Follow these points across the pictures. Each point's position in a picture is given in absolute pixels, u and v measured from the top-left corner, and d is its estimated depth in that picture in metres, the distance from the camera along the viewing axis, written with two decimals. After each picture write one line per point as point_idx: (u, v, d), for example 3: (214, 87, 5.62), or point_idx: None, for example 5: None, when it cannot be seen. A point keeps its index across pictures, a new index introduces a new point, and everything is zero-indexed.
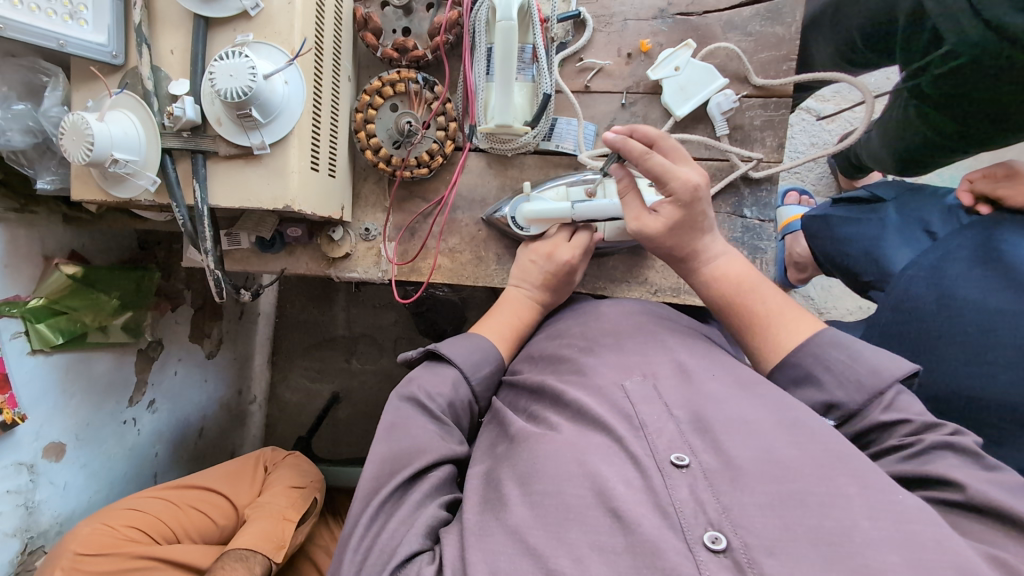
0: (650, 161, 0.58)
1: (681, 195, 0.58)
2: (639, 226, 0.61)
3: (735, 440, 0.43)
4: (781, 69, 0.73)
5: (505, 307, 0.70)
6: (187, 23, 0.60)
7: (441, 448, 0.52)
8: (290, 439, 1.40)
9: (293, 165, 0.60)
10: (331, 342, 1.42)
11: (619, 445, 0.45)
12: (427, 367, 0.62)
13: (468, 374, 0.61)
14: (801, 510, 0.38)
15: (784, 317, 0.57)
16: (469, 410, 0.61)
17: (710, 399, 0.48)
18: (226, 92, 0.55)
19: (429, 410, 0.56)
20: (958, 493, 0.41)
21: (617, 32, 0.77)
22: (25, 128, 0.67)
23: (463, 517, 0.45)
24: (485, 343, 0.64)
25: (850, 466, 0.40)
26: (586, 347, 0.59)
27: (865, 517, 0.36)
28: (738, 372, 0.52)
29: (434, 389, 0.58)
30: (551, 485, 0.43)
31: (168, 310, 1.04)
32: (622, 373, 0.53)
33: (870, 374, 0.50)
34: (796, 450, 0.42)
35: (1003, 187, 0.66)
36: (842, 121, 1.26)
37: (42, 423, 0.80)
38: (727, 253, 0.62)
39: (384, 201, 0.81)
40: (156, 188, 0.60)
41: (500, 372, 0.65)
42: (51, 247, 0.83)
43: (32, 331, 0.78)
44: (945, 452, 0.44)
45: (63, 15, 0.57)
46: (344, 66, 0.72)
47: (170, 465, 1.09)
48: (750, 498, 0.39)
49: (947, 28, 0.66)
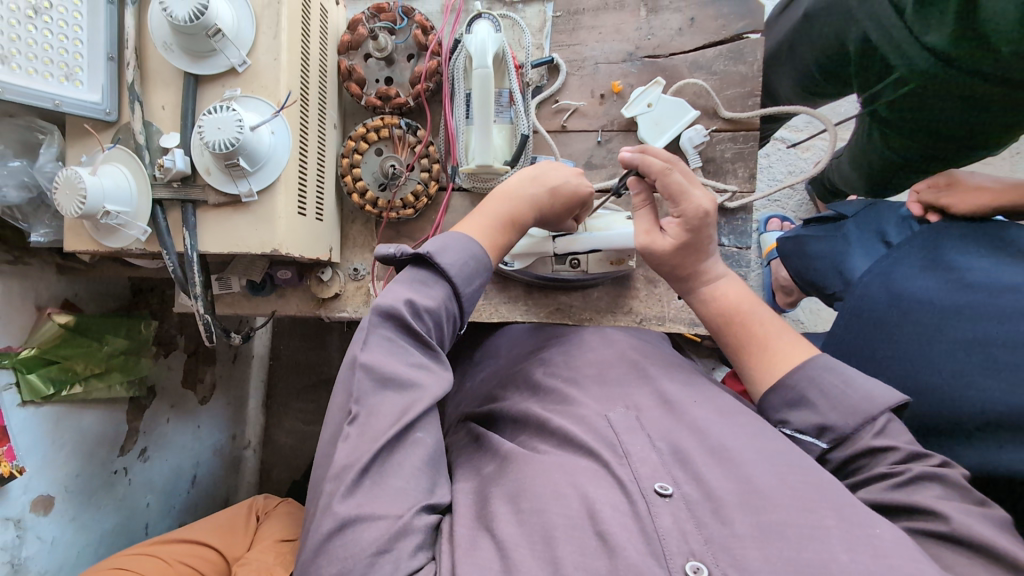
0: (669, 178, 0.61)
1: (690, 216, 0.60)
2: (648, 241, 0.63)
3: (715, 472, 0.44)
4: (747, 104, 0.77)
5: (499, 205, 0.64)
6: (178, 80, 0.63)
7: (432, 390, 0.49)
8: (285, 484, 1.38)
9: (280, 212, 0.62)
10: (326, 383, 1.41)
11: (605, 469, 0.46)
12: (413, 275, 0.56)
13: (458, 289, 0.56)
14: (782, 542, 0.39)
15: (781, 331, 0.58)
16: (453, 325, 0.58)
17: (695, 430, 0.49)
18: (214, 144, 0.58)
19: (417, 334, 0.52)
20: (943, 524, 0.42)
21: (590, 75, 0.81)
22: (20, 183, 0.69)
23: (453, 529, 0.45)
24: (477, 250, 0.59)
25: (831, 500, 0.42)
26: (570, 377, 0.59)
27: (845, 551, 0.37)
28: (719, 402, 0.54)
29: (422, 303, 0.53)
30: (539, 503, 0.43)
31: (161, 355, 1.04)
32: (606, 404, 0.53)
33: (864, 400, 0.50)
34: (775, 480, 0.43)
35: (944, 196, 0.69)
36: (815, 149, 1.31)
37: (31, 476, 0.80)
38: (728, 275, 0.64)
39: (371, 242, 0.83)
40: (146, 237, 0.63)
41: (487, 285, 0.60)
42: (44, 297, 0.85)
43: (22, 381, 0.78)
44: (931, 483, 0.45)
45: (59, 77, 0.60)
46: (330, 115, 0.75)
47: (162, 515, 1.08)
48: (730, 530, 0.40)
49: (896, 58, 0.70)
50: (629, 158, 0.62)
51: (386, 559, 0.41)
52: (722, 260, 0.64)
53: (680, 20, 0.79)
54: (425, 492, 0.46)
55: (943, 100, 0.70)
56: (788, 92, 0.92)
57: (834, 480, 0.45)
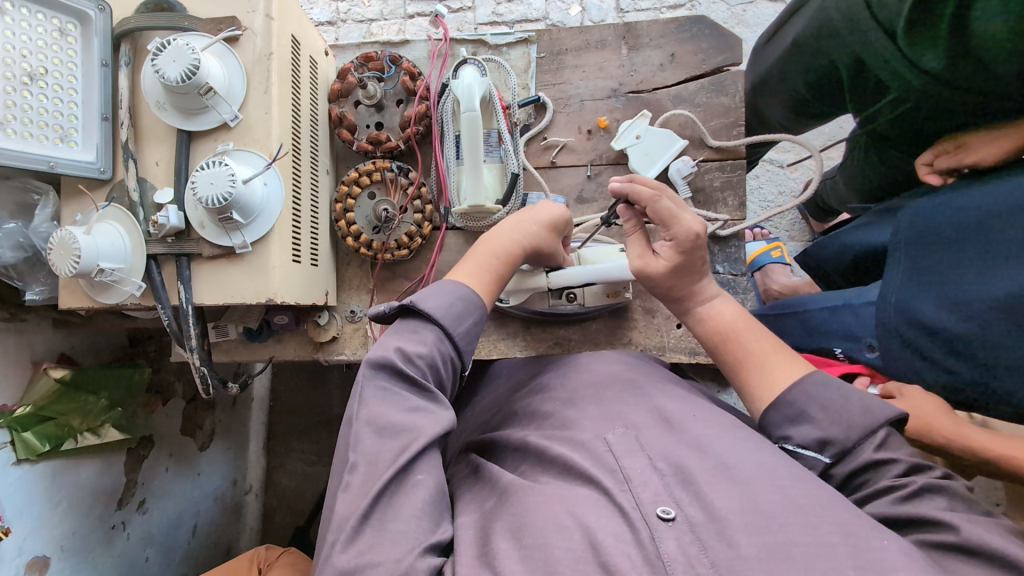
0: (658, 204, 0.61)
1: (683, 241, 0.60)
2: (642, 264, 0.64)
3: (719, 490, 0.43)
4: (732, 133, 0.78)
5: (485, 247, 0.64)
6: (171, 137, 0.64)
7: (428, 431, 0.49)
8: (288, 528, 1.36)
9: (274, 261, 0.62)
10: (327, 422, 1.40)
11: (606, 497, 0.45)
12: (401, 325, 0.56)
13: (450, 329, 0.56)
14: (789, 564, 0.38)
15: (778, 358, 0.57)
16: (453, 367, 0.57)
17: (695, 448, 0.48)
18: (207, 199, 0.59)
19: (412, 379, 0.52)
20: (953, 535, 0.41)
21: (575, 112, 0.82)
22: (15, 244, 0.70)
23: (455, 570, 0.44)
24: (464, 290, 0.59)
25: (833, 514, 0.41)
26: (566, 400, 0.58)
27: (853, 567, 0.37)
28: (718, 416, 0.53)
29: (413, 350, 0.53)
30: (541, 538, 0.43)
31: (159, 405, 1.03)
32: (604, 425, 0.52)
33: (863, 413, 0.50)
34: (777, 496, 0.42)
35: (966, 155, 0.65)
36: (804, 169, 1.33)
37: (25, 537, 0.78)
38: (723, 295, 0.64)
39: (367, 283, 0.83)
40: (141, 292, 0.63)
41: (483, 322, 0.60)
42: (40, 352, 0.85)
43: (17, 440, 0.77)
44: (935, 494, 0.45)
45: (54, 139, 0.62)
46: (322, 162, 0.77)
47: (162, 570, 1.05)
48: (736, 552, 0.39)
49: (890, 78, 0.70)
50: (619, 187, 0.62)
51: None
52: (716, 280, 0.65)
53: (661, 56, 0.81)
54: (428, 533, 0.45)
55: (946, 108, 0.67)
56: (781, 118, 0.93)
57: (836, 493, 0.44)
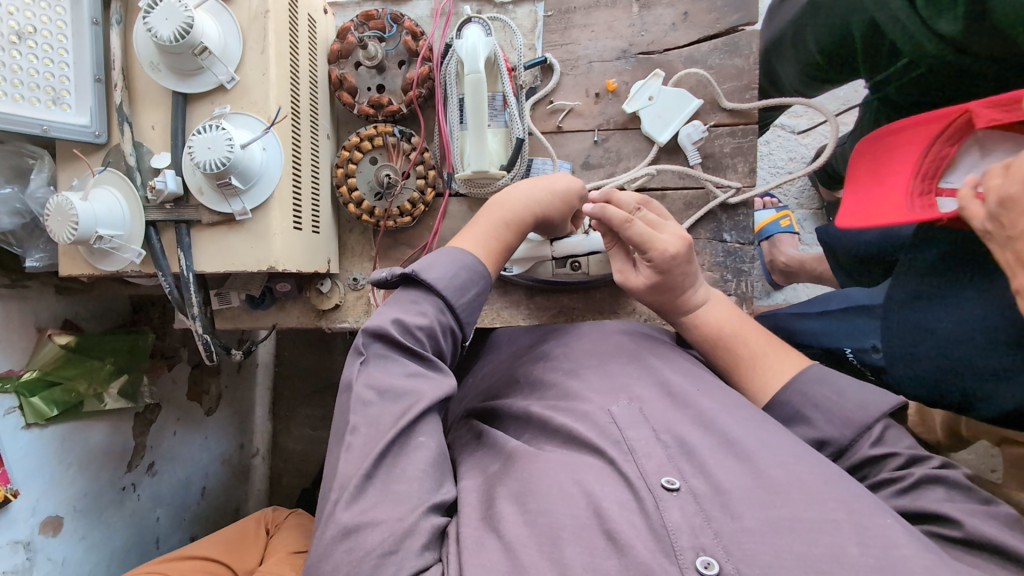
0: (630, 228, 0.60)
1: (659, 263, 0.59)
2: (624, 279, 0.64)
3: (724, 466, 0.44)
4: (745, 97, 0.76)
5: (491, 211, 0.63)
6: (166, 100, 0.63)
7: (428, 394, 0.49)
8: (296, 490, 1.39)
9: (275, 228, 0.61)
10: (332, 387, 1.41)
11: (611, 467, 0.45)
12: (403, 294, 0.56)
13: (450, 300, 0.56)
14: (791, 537, 0.38)
15: (771, 352, 0.57)
16: (453, 337, 0.57)
17: (700, 422, 0.48)
18: (204, 164, 0.57)
19: (409, 348, 0.51)
20: (957, 529, 0.41)
21: (583, 74, 0.80)
22: (12, 210, 0.69)
23: (460, 531, 0.44)
24: (469, 260, 0.58)
25: (836, 489, 0.41)
26: (570, 369, 0.58)
27: (855, 544, 0.37)
28: (722, 392, 0.52)
29: (412, 321, 0.53)
30: (546, 503, 0.43)
31: (165, 370, 1.04)
32: (609, 397, 0.52)
33: (858, 409, 0.50)
34: (783, 470, 0.43)
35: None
36: (816, 135, 1.29)
37: (39, 497, 0.79)
38: (714, 303, 0.62)
39: (370, 250, 0.82)
40: (141, 259, 0.62)
41: (486, 293, 0.59)
42: (44, 319, 0.85)
43: (26, 405, 0.78)
44: (934, 486, 0.45)
45: (47, 102, 0.60)
46: (322, 125, 0.74)
47: (173, 529, 1.07)
48: (739, 524, 0.39)
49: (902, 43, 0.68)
50: (591, 210, 0.61)
51: (393, 558, 0.40)
52: (706, 287, 0.63)
53: (673, 14, 0.78)
54: (431, 491, 0.45)
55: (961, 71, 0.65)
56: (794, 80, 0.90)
57: (839, 470, 0.44)
